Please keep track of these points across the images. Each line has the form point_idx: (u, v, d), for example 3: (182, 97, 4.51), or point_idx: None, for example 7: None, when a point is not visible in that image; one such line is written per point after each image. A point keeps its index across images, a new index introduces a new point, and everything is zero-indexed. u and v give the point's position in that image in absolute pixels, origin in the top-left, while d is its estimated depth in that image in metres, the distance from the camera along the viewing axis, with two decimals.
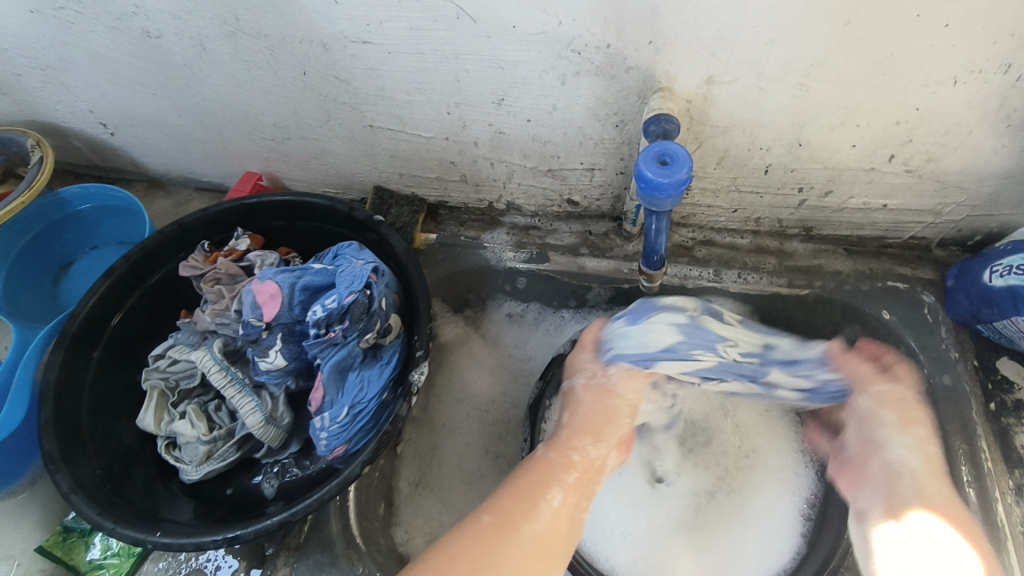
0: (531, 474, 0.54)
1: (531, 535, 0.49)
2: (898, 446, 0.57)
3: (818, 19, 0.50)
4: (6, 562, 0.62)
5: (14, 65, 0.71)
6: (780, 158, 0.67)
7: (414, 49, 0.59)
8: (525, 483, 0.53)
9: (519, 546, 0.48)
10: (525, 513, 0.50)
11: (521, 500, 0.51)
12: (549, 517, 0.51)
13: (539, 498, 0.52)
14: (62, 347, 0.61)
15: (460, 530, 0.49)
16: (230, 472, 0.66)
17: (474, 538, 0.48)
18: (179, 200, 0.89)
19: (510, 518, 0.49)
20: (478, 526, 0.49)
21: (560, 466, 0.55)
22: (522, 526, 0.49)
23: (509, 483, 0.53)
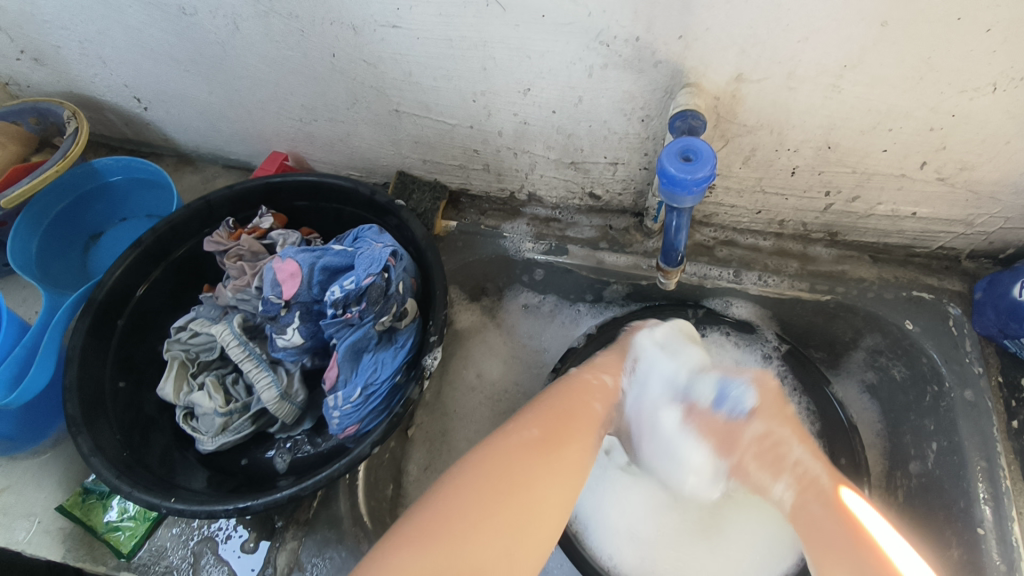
0: (572, 404, 0.59)
1: (561, 464, 0.54)
2: (777, 490, 0.57)
3: (853, 19, 0.49)
4: (27, 518, 0.63)
5: (53, 37, 0.72)
6: (808, 161, 0.65)
7: (442, 35, 0.59)
8: (566, 415, 0.58)
9: (550, 474, 0.53)
10: (564, 444, 0.55)
11: (561, 424, 0.57)
12: (584, 441, 0.57)
13: (575, 422, 0.58)
14: (89, 314, 0.63)
15: (500, 446, 0.54)
16: (245, 444, 0.67)
17: (514, 454, 0.53)
18: (207, 176, 0.90)
19: (548, 440, 0.55)
20: (514, 447, 0.54)
21: (593, 407, 0.60)
22: (557, 449, 0.55)
23: (548, 403, 0.59)
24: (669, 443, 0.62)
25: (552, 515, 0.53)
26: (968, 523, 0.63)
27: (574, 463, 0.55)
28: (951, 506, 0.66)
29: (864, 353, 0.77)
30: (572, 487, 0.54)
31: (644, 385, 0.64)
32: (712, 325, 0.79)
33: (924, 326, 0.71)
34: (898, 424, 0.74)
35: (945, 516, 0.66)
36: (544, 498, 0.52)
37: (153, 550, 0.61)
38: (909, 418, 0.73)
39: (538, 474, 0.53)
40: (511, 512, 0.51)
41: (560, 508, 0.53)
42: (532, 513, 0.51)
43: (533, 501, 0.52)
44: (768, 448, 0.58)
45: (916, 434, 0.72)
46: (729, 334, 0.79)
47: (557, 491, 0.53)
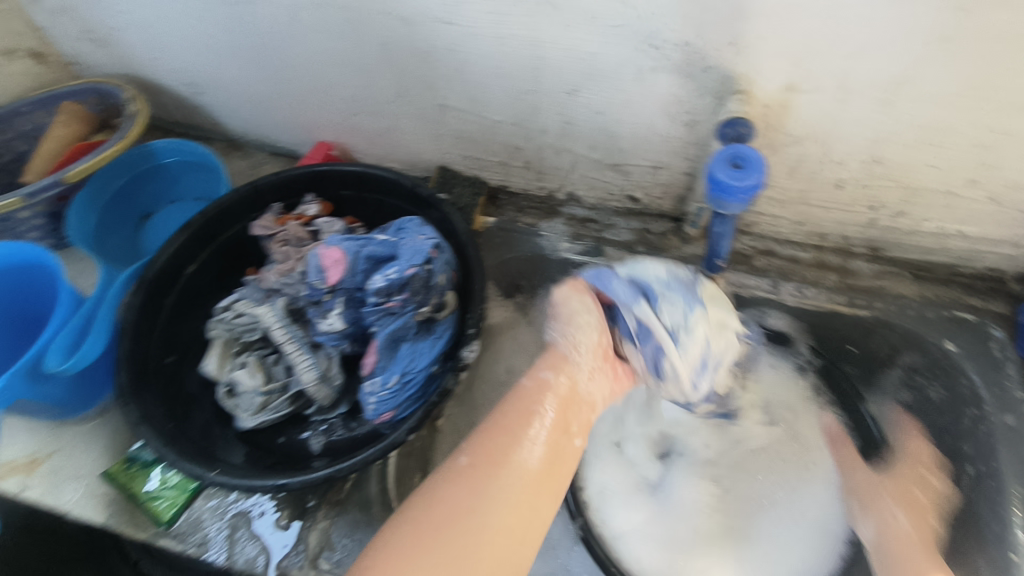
0: (507, 416, 0.54)
1: (506, 482, 0.49)
2: (902, 519, 0.68)
3: (910, 33, 0.49)
4: (73, 481, 0.66)
5: (116, 20, 0.75)
6: (854, 173, 0.65)
7: (493, 32, 0.60)
8: (503, 430, 0.53)
9: (495, 495, 0.48)
10: (505, 460, 0.50)
11: (507, 440, 0.52)
12: (525, 451, 0.52)
13: (513, 434, 0.52)
14: (141, 290, 0.65)
15: (436, 480, 0.49)
16: (281, 423, 0.69)
17: (451, 485, 0.48)
18: (254, 161, 0.92)
19: (487, 460, 0.50)
20: (450, 480, 0.49)
21: (536, 412, 0.55)
22: (500, 469, 0.50)
23: (485, 423, 0.54)
24: (703, 348, 0.58)
25: (508, 540, 0.47)
26: (1000, 549, 0.62)
27: (525, 477, 0.50)
28: (984, 529, 0.65)
29: (900, 372, 0.75)
30: (526, 504, 0.49)
31: (659, 287, 0.59)
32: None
33: (964, 346, 0.70)
34: (931, 445, 0.74)
35: (977, 539, 0.65)
36: (493, 520, 0.47)
37: (191, 520, 0.64)
38: (942, 440, 0.72)
39: (482, 496, 0.48)
40: (456, 541, 0.45)
41: (519, 526, 0.47)
42: (482, 536, 0.46)
43: (480, 528, 0.46)
44: (911, 486, 0.71)
45: (949, 456, 0.71)
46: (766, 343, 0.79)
47: (508, 510, 0.48)
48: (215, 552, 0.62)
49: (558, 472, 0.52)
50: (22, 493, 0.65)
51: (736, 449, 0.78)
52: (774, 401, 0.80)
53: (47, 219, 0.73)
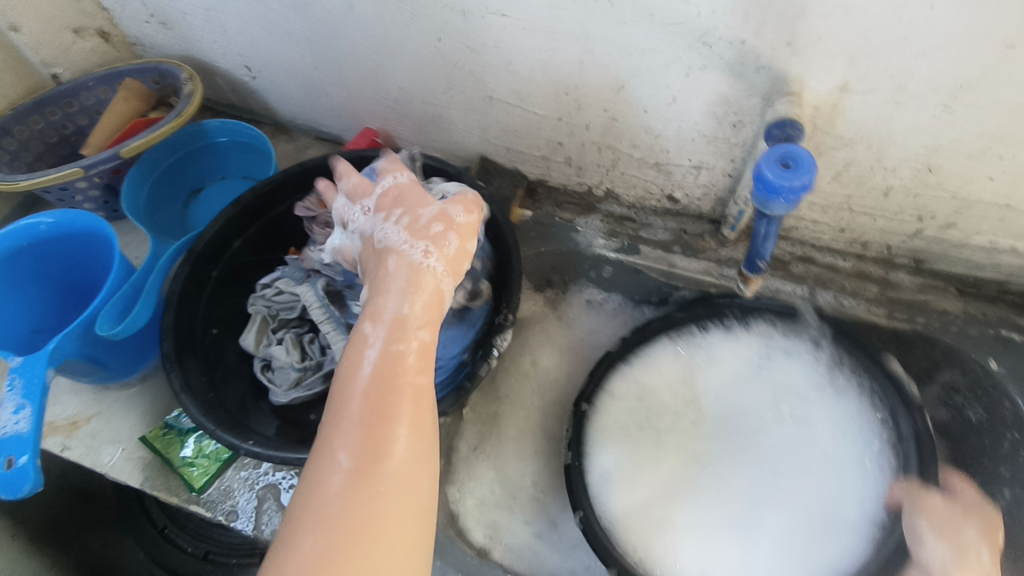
0: (379, 385, 0.43)
1: (393, 463, 0.40)
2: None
3: (976, 38, 0.48)
4: (113, 443, 0.69)
5: (181, 3, 0.78)
6: (904, 181, 0.63)
7: (546, 25, 0.61)
8: (379, 402, 0.42)
9: (382, 482, 0.39)
10: (389, 437, 0.41)
11: (365, 416, 0.42)
12: (411, 421, 0.42)
13: (392, 406, 0.42)
14: (188, 262, 0.67)
15: (314, 481, 0.40)
16: (314, 401, 0.70)
17: (334, 485, 0.39)
18: (299, 146, 0.94)
19: (368, 445, 0.40)
20: (329, 476, 0.39)
21: (411, 376, 0.45)
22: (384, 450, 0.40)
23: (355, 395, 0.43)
24: None
25: (410, 524, 0.39)
26: None
27: (396, 439, 0.41)
28: None
29: (938, 389, 0.74)
30: (417, 485, 0.40)
31: None
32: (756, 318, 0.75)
33: (1011, 367, 0.68)
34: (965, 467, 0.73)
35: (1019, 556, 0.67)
36: (387, 515, 0.38)
37: (222, 489, 0.66)
38: None
39: (360, 489, 0.38)
40: (349, 549, 0.36)
41: (416, 509, 0.40)
42: (374, 530, 0.37)
43: (376, 528, 0.38)
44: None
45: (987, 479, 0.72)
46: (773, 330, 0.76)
47: (392, 487, 0.39)
48: (244, 521, 0.64)
49: (421, 409, 0.44)
50: (63, 452, 0.68)
51: (734, 432, 0.74)
52: (791, 385, 0.75)
53: (102, 190, 0.77)
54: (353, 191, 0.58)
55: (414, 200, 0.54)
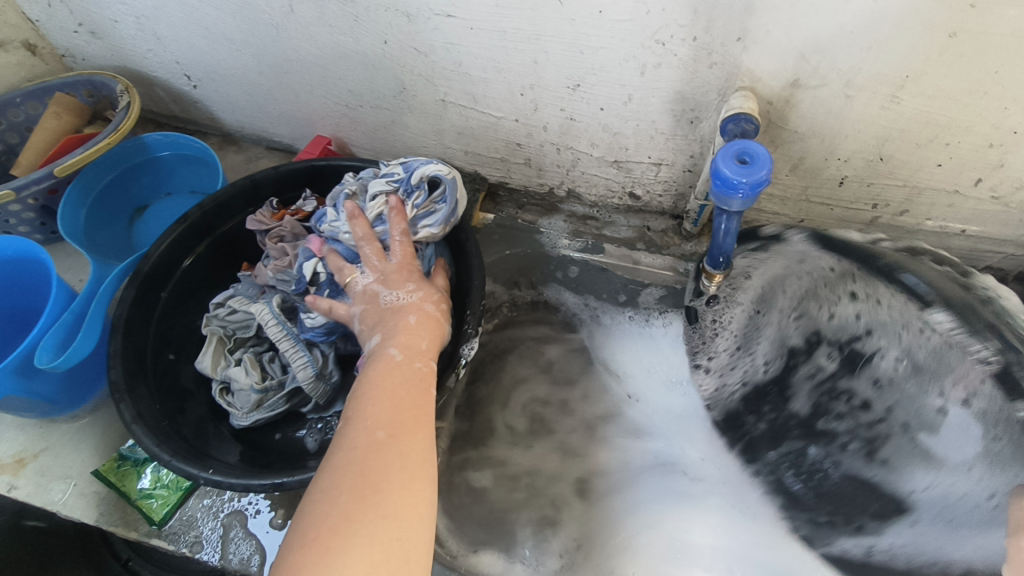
0: (396, 380, 0.49)
1: (409, 438, 0.45)
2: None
3: (919, 28, 0.49)
4: (63, 480, 0.65)
5: (111, 12, 0.74)
6: (857, 171, 0.64)
7: (495, 27, 0.59)
8: (395, 394, 0.48)
9: (401, 452, 0.43)
10: (404, 420, 0.46)
11: (380, 408, 0.46)
12: (423, 410, 0.48)
13: (407, 398, 0.48)
14: (134, 285, 0.64)
15: (339, 453, 0.43)
16: (278, 420, 0.68)
17: (358, 454, 0.43)
18: (250, 156, 0.91)
19: (388, 424, 0.45)
20: (352, 448, 0.43)
21: (421, 375, 0.51)
22: (402, 429, 0.45)
23: (371, 385, 0.49)
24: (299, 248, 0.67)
25: (423, 495, 0.43)
26: None
27: (406, 430, 0.45)
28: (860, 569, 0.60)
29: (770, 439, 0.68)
30: (430, 464, 0.45)
31: None
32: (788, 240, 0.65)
33: None
34: None
35: None
36: (406, 482, 0.42)
37: (184, 519, 0.63)
38: None
39: (374, 464, 0.42)
40: (362, 510, 0.39)
41: (427, 482, 0.43)
42: (383, 496, 0.41)
43: (396, 488, 0.41)
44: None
45: None
46: (785, 270, 0.67)
47: (401, 465, 0.43)
48: (209, 552, 0.61)
49: (429, 410, 0.48)
50: (9, 492, 0.64)
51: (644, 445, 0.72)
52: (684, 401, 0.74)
53: (38, 212, 0.73)
54: (364, 257, 0.59)
55: (413, 269, 0.58)
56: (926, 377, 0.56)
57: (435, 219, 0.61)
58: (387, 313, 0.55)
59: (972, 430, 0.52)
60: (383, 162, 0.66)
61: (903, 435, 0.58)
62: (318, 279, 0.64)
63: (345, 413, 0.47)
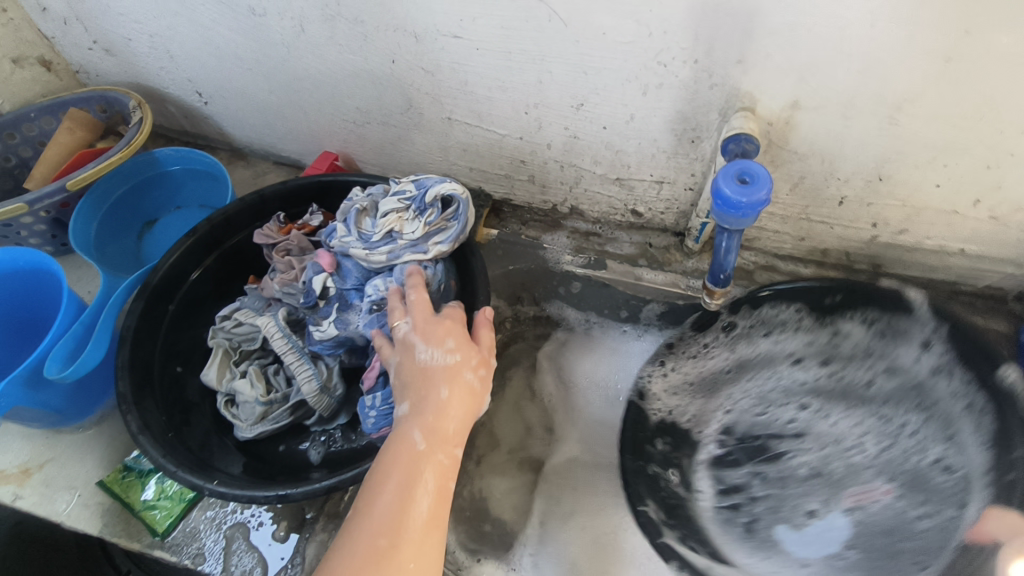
0: (420, 456, 0.50)
1: (422, 528, 0.47)
2: None
3: (914, 53, 0.50)
4: (69, 490, 0.65)
5: (127, 30, 0.76)
6: (857, 191, 0.65)
7: (501, 47, 0.61)
8: (417, 475, 0.49)
9: (412, 543, 0.46)
10: (421, 506, 0.48)
11: (401, 486, 0.48)
12: (440, 495, 0.49)
13: (427, 479, 0.49)
14: (143, 298, 0.65)
15: (356, 526, 0.46)
16: (282, 432, 0.68)
17: (373, 535, 0.45)
18: (258, 171, 0.92)
19: (405, 509, 0.47)
20: (369, 526, 0.46)
21: (446, 452, 0.52)
22: (417, 517, 0.47)
23: (397, 456, 0.50)
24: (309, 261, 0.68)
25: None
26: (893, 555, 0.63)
27: (422, 517, 0.47)
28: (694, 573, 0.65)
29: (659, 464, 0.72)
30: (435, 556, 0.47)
31: None
32: (850, 311, 0.67)
33: None
34: None
35: None
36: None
37: (187, 531, 0.63)
38: None
39: (384, 551, 0.45)
40: None
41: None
42: None
43: None
44: None
45: None
46: (814, 341, 0.71)
47: (415, 557, 0.45)
48: (211, 565, 0.61)
49: (446, 493, 0.50)
50: (14, 502, 0.64)
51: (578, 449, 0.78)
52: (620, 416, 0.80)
53: (49, 225, 0.74)
54: (412, 305, 0.59)
55: (462, 338, 0.57)
56: (831, 486, 0.70)
57: (446, 236, 0.63)
58: (420, 376, 0.55)
59: (834, 534, 0.68)
60: (393, 179, 0.67)
61: (755, 518, 0.71)
62: (328, 293, 0.65)
63: (370, 476, 0.50)
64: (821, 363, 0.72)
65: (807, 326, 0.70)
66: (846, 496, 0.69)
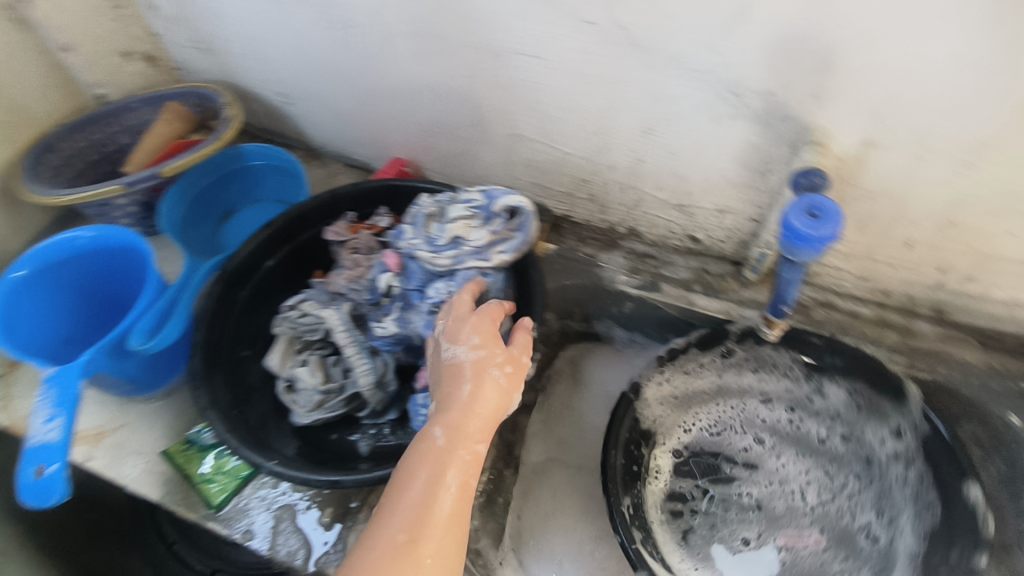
0: (443, 454, 0.51)
1: (443, 525, 0.47)
2: None
3: (998, 101, 0.49)
4: (136, 456, 0.69)
5: (227, 34, 0.82)
6: (926, 234, 0.64)
7: (577, 69, 0.63)
8: (439, 471, 0.50)
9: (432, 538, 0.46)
10: (440, 502, 0.48)
11: (423, 483, 0.49)
12: (461, 490, 0.50)
13: (450, 474, 0.50)
14: (221, 282, 0.69)
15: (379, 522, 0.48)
16: (335, 421, 0.71)
17: (394, 531, 0.46)
18: (329, 171, 0.97)
19: (427, 505, 0.48)
20: (390, 523, 0.47)
21: (469, 449, 0.52)
22: (438, 514, 0.48)
23: (422, 454, 0.51)
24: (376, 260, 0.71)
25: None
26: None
27: (440, 514, 0.48)
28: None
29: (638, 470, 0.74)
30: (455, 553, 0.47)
31: None
32: (835, 377, 0.73)
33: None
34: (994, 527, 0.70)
35: None
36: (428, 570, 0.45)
37: (239, 506, 0.66)
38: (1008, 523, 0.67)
39: (403, 547, 0.45)
40: None
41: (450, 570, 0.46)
42: None
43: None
44: None
45: None
46: (795, 389, 0.77)
47: (434, 553, 0.46)
48: (259, 541, 0.64)
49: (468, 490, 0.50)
50: (87, 462, 0.69)
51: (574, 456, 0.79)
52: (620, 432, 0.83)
53: (140, 207, 0.80)
54: (452, 307, 0.61)
55: (492, 337, 0.58)
56: (770, 521, 0.73)
57: (510, 245, 0.64)
58: (450, 377, 0.56)
59: (763, 564, 0.70)
60: (462, 187, 0.69)
61: (703, 531, 0.72)
62: (391, 292, 0.69)
63: (396, 474, 0.51)
64: (790, 409, 0.79)
65: (796, 374, 0.75)
66: (782, 535, 0.72)
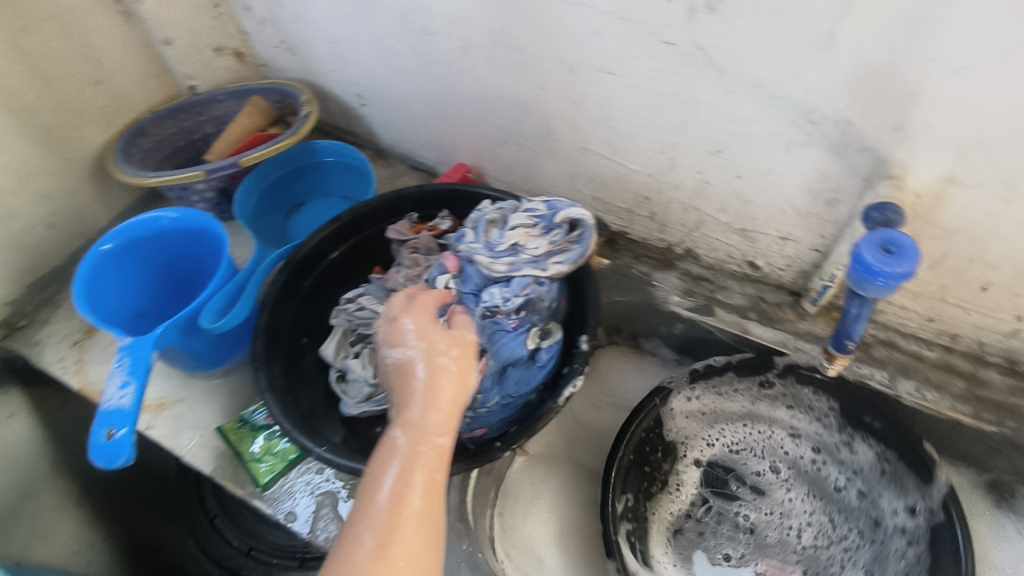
0: (408, 451, 0.49)
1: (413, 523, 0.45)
2: None
3: None
4: (193, 428, 0.73)
5: (311, 35, 0.86)
6: (1005, 278, 0.61)
7: (651, 88, 0.63)
8: (404, 471, 0.47)
9: (402, 538, 0.44)
10: (408, 501, 0.46)
11: (388, 484, 0.47)
12: (431, 485, 0.47)
13: (417, 471, 0.47)
14: (286, 270, 0.72)
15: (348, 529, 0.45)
16: (381, 415, 0.73)
17: (365, 535, 0.44)
18: (394, 172, 1.00)
19: (395, 504, 0.45)
20: (358, 529, 0.44)
21: (435, 442, 0.50)
22: (406, 513, 0.45)
23: (385, 454, 0.49)
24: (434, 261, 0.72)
25: None
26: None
27: (409, 511, 0.45)
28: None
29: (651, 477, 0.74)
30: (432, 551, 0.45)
31: None
32: (878, 437, 0.70)
33: None
34: None
35: None
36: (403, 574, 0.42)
37: (285, 488, 0.68)
38: None
39: (374, 552, 0.43)
40: None
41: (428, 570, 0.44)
42: None
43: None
44: None
45: None
46: (826, 434, 0.74)
47: (406, 554, 0.43)
48: (300, 524, 0.66)
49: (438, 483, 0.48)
50: (147, 430, 0.73)
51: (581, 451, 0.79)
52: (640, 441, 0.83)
53: (217, 194, 0.84)
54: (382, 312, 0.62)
55: (427, 328, 0.58)
56: (757, 546, 0.72)
57: (568, 257, 0.64)
58: (402, 378, 0.55)
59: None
60: (525, 197, 0.70)
61: (690, 534, 0.73)
62: None
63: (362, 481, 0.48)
64: (815, 449, 0.75)
65: (831, 422, 0.73)
66: (764, 562, 0.71)
